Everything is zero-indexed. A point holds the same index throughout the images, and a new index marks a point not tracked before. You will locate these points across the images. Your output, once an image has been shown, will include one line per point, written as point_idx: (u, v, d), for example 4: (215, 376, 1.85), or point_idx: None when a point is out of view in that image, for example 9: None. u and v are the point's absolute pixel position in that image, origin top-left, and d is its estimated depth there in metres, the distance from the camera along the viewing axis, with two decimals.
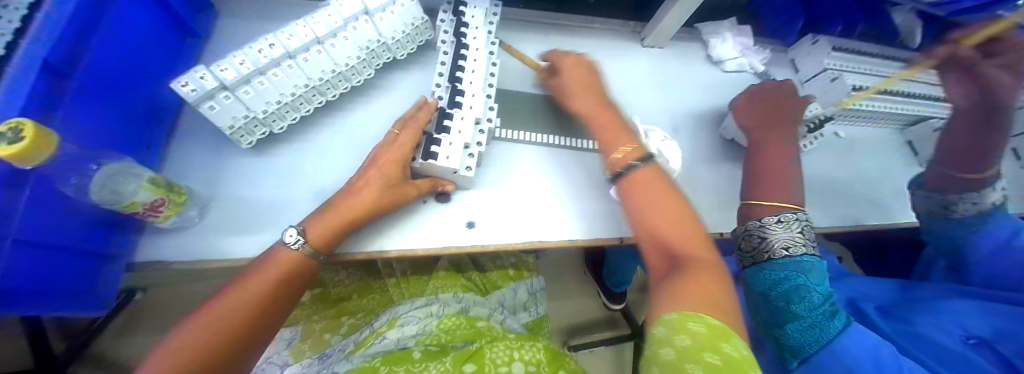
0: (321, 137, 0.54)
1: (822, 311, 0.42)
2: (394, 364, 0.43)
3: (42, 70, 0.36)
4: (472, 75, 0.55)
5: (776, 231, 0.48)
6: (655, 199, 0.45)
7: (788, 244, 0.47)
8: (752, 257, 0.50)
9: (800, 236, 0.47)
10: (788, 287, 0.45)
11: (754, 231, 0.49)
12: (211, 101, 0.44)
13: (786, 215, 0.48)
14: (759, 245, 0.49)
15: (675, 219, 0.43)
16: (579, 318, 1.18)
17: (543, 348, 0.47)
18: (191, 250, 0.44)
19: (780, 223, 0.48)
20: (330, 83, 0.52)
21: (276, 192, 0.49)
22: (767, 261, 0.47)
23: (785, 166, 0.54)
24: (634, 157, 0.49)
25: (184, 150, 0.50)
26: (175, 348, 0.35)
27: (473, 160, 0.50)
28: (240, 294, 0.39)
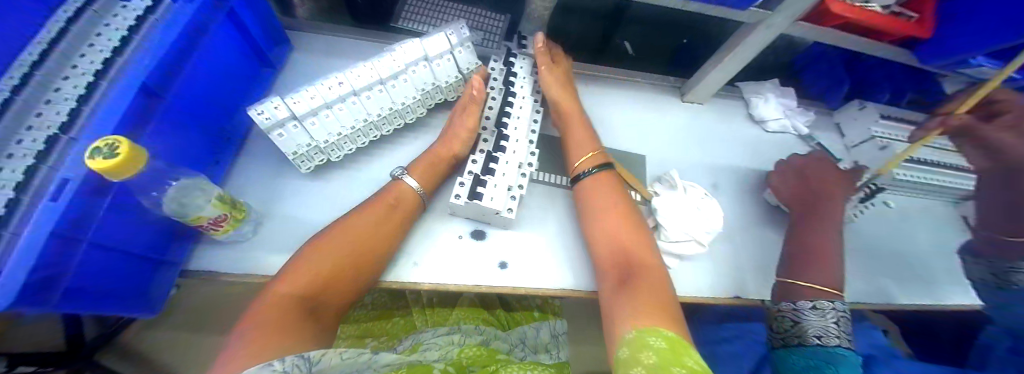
0: (370, 168, 0.57)
1: None
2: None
3: (143, 91, 0.41)
4: (518, 122, 0.59)
5: (809, 318, 0.46)
6: (604, 201, 0.54)
7: (821, 333, 0.44)
8: (782, 339, 0.48)
9: (837, 327, 0.45)
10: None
11: (788, 313, 0.48)
12: (280, 129, 0.50)
13: (824, 302, 0.47)
14: (791, 329, 0.47)
15: (624, 227, 0.51)
16: (593, 367, 1.10)
17: None
18: (238, 263, 0.47)
19: (816, 310, 0.46)
20: (386, 119, 0.56)
21: (325, 217, 0.52)
22: (797, 346, 0.45)
23: (826, 239, 0.53)
24: (595, 162, 0.58)
25: (245, 168, 0.55)
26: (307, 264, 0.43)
27: (515, 202, 0.52)
28: (361, 218, 0.48)
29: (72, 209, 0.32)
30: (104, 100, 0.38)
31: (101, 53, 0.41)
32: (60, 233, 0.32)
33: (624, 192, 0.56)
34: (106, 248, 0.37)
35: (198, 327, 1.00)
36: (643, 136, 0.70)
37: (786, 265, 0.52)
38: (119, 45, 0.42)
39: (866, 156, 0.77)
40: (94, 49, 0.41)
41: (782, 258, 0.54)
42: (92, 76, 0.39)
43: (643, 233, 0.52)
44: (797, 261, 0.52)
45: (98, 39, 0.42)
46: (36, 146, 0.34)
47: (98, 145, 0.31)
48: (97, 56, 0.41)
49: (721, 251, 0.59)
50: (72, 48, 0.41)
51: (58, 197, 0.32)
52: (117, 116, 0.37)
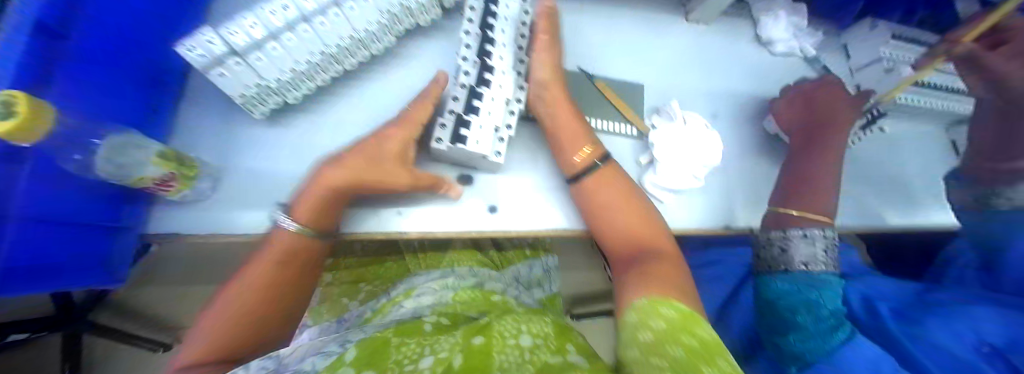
0: (336, 110, 0.51)
1: (824, 323, 0.42)
2: (407, 336, 0.41)
3: (38, 29, 0.32)
4: (502, 50, 0.51)
5: (798, 246, 0.47)
6: (609, 193, 0.49)
7: (807, 260, 0.47)
8: (767, 265, 0.50)
9: (824, 254, 0.47)
10: (795, 300, 0.44)
11: (776, 242, 0.48)
12: (221, 68, 0.41)
13: (812, 230, 0.48)
14: (778, 257, 0.48)
15: (625, 208, 0.49)
16: (581, 291, 1.19)
17: (551, 322, 0.45)
18: (202, 222, 0.43)
19: (805, 238, 0.47)
20: (348, 51, 0.48)
21: (292, 166, 0.47)
22: (782, 272, 0.48)
23: (825, 173, 0.53)
24: (597, 156, 0.50)
25: (193, 119, 0.47)
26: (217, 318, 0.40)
27: (503, 145, 0.48)
28: (256, 270, 0.42)
29: None
30: None
31: None
32: None
33: (631, 185, 0.51)
34: (44, 220, 0.33)
35: (195, 280, 1.01)
36: (642, 64, 0.63)
37: (780, 196, 0.52)
38: None
39: (868, 80, 0.73)
40: None
41: (777, 189, 0.53)
42: None
43: (644, 206, 0.51)
44: (793, 196, 0.51)
45: None
46: None
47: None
48: None
49: (716, 185, 0.58)
50: None
51: None
52: (14, 66, 0.30)
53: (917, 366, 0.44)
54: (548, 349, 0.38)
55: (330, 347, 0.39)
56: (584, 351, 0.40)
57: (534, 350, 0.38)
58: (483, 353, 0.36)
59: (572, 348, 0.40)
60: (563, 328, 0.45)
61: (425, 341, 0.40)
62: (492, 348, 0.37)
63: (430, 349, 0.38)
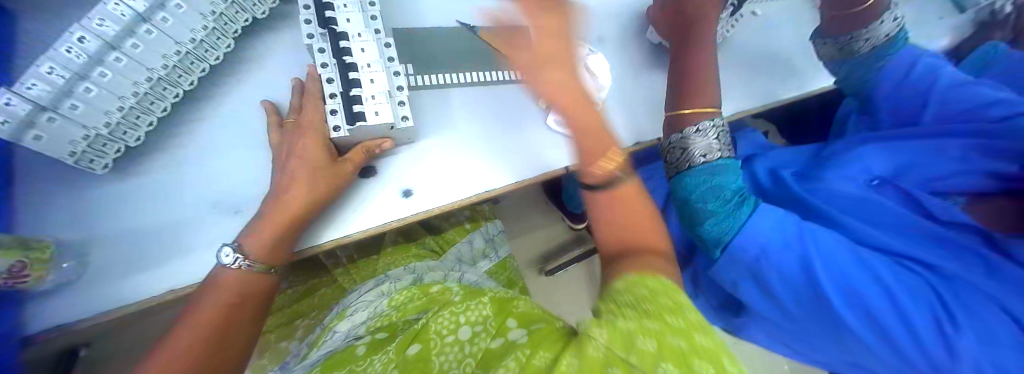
0: (196, 137, 0.45)
1: (729, 203, 0.46)
2: (334, 369, 0.41)
3: None
4: (346, 12, 0.45)
5: (695, 141, 0.49)
6: (624, 198, 0.43)
7: (704, 151, 0.48)
8: (676, 166, 0.51)
9: (718, 141, 0.49)
10: (705, 192, 0.47)
11: (676, 144, 0.50)
12: (34, 130, 0.35)
13: (703, 123, 0.49)
14: (681, 157, 0.50)
15: (631, 209, 0.42)
16: (547, 247, 1.22)
17: (490, 300, 0.48)
18: (77, 305, 0.37)
19: (700, 132, 0.49)
20: (180, 68, 0.42)
21: (159, 217, 0.42)
22: (688, 170, 0.49)
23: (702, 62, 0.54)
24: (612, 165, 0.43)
25: (37, 197, 0.40)
26: None
27: (405, 108, 0.46)
28: (190, 321, 0.36)
29: None
30: None
31: None
32: None
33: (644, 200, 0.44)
34: None
35: None
36: None
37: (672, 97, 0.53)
38: None
39: None
40: None
41: (670, 91, 0.55)
42: None
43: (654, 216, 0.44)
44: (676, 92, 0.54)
45: None
46: None
47: None
48: None
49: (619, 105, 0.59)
50: None
51: None
52: None
53: (818, 213, 0.50)
54: (487, 334, 0.42)
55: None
56: (525, 321, 0.43)
57: (473, 339, 0.42)
58: (418, 362, 0.40)
59: (512, 323, 0.43)
60: (502, 304, 0.47)
61: (356, 369, 0.42)
62: (429, 352, 0.41)
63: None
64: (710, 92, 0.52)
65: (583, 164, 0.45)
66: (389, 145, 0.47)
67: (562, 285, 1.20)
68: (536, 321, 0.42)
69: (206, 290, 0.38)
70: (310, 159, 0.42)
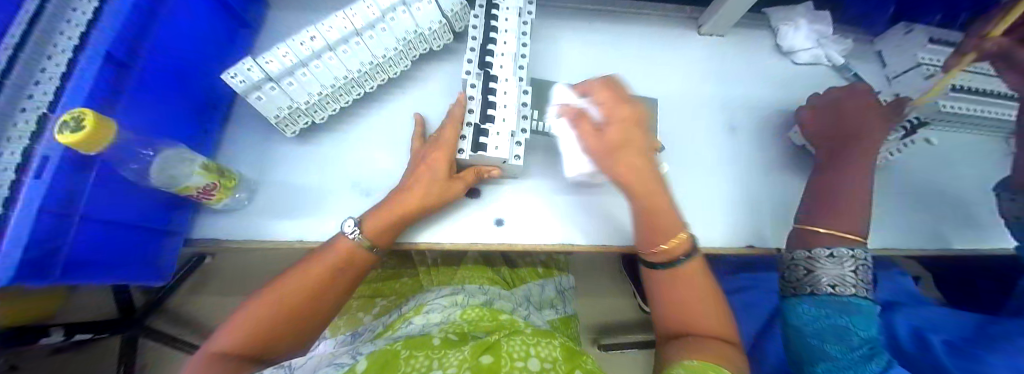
0: (358, 127, 0.55)
1: (856, 352, 0.37)
2: (416, 349, 0.47)
3: (107, 60, 0.39)
4: (502, 59, 0.52)
5: (825, 266, 0.42)
6: (689, 290, 0.44)
7: (835, 281, 0.41)
8: (795, 287, 0.45)
9: (854, 275, 0.41)
10: (820, 328, 0.40)
11: (801, 262, 0.44)
12: (257, 92, 0.47)
13: (841, 250, 0.42)
14: (804, 278, 0.43)
15: (701, 300, 0.43)
16: (609, 318, 1.15)
17: (559, 345, 0.50)
18: (238, 229, 0.48)
19: (833, 258, 0.42)
20: (367, 75, 0.52)
21: (316, 181, 0.52)
22: (808, 296, 0.42)
23: (861, 183, 0.48)
24: (685, 248, 0.44)
25: (235, 141, 0.53)
26: (245, 320, 0.40)
27: (520, 148, 0.49)
28: (304, 273, 0.44)
29: (58, 186, 0.33)
30: (74, 77, 0.36)
31: (76, 27, 0.39)
32: (55, 211, 0.33)
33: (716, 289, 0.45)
34: (104, 221, 0.38)
35: (237, 291, 1.09)
36: (656, 79, 0.63)
37: (805, 211, 0.49)
38: (95, 16, 0.40)
39: (908, 88, 0.70)
40: (68, 24, 0.39)
41: (803, 204, 0.50)
42: (69, 52, 0.38)
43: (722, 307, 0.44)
44: (812, 207, 0.48)
45: (72, 13, 0.40)
46: (31, 126, 0.33)
47: (64, 119, 0.30)
48: (73, 31, 0.39)
49: (735, 199, 0.58)
50: (63, 4, 0.40)
51: (41, 173, 0.32)
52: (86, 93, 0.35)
53: None
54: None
55: (343, 358, 0.46)
56: None
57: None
58: (489, 370, 0.41)
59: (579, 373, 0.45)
60: (570, 354, 0.49)
61: (432, 355, 0.45)
62: (500, 366, 0.42)
63: (438, 361, 0.43)
64: (853, 218, 0.46)
65: (647, 242, 0.46)
66: (495, 174, 0.50)
67: (614, 365, 1.10)
68: None
69: (325, 250, 0.45)
70: (434, 170, 0.47)
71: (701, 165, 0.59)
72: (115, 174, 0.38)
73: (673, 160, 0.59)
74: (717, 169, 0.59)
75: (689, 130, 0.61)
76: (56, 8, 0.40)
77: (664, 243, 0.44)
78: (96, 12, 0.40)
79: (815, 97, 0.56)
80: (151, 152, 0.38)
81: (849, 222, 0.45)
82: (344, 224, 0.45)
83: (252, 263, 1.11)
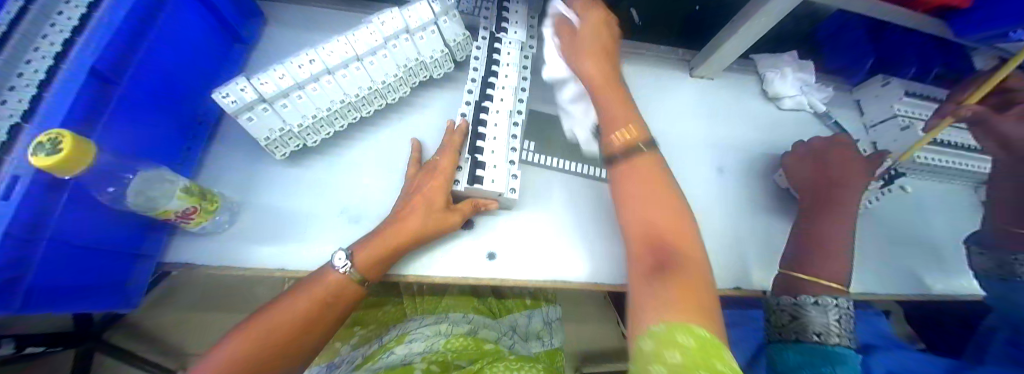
0: (351, 151, 0.54)
1: None
2: None
3: (94, 75, 0.37)
4: (502, 92, 0.53)
5: (811, 314, 0.42)
6: (645, 198, 0.41)
7: (822, 330, 0.41)
8: (781, 333, 0.44)
9: (838, 324, 0.41)
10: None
11: (788, 308, 0.45)
12: (249, 112, 0.46)
13: (825, 298, 0.43)
14: (790, 324, 0.44)
15: (661, 203, 0.40)
16: (590, 346, 1.13)
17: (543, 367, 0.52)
18: (217, 255, 0.46)
19: (818, 306, 0.43)
20: (365, 100, 0.52)
21: (305, 206, 0.50)
22: (795, 342, 0.42)
23: (841, 232, 0.49)
24: (637, 152, 0.43)
25: (219, 160, 0.52)
26: (213, 365, 0.36)
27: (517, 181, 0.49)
28: (288, 309, 0.41)
29: (25, 210, 0.30)
30: (53, 91, 0.34)
31: (61, 33, 0.37)
32: (20, 236, 0.30)
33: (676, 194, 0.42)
34: (75, 244, 0.36)
35: (205, 305, 1.03)
36: (651, 116, 0.65)
37: (791, 257, 0.50)
38: (82, 24, 0.38)
39: (885, 136, 0.74)
40: (51, 29, 0.37)
41: (788, 250, 0.52)
42: (49, 60, 0.35)
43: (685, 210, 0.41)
44: (798, 253, 0.49)
45: (57, 18, 0.38)
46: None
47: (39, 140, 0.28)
48: (56, 37, 0.37)
49: (723, 239, 0.59)
50: (48, 6, 0.39)
51: (8, 195, 0.29)
52: (65, 111, 0.34)
53: None
54: None
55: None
56: None
57: None
58: None
59: None
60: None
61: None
62: None
63: None
64: (841, 265, 0.47)
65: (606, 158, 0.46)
66: (494, 207, 0.50)
67: None
68: None
69: (314, 283, 0.42)
70: (431, 201, 0.45)
71: (692, 204, 0.60)
72: (89, 195, 0.36)
73: None
74: (708, 208, 0.60)
75: (680, 169, 0.62)
76: (41, 11, 0.38)
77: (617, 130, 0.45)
78: (83, 19, 0.39)
79: (800, 143, 0.59)
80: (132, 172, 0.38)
81: (837, 271, 0.47)
82: (333, 256, 0.43)
83: (225, 276, 1.06)
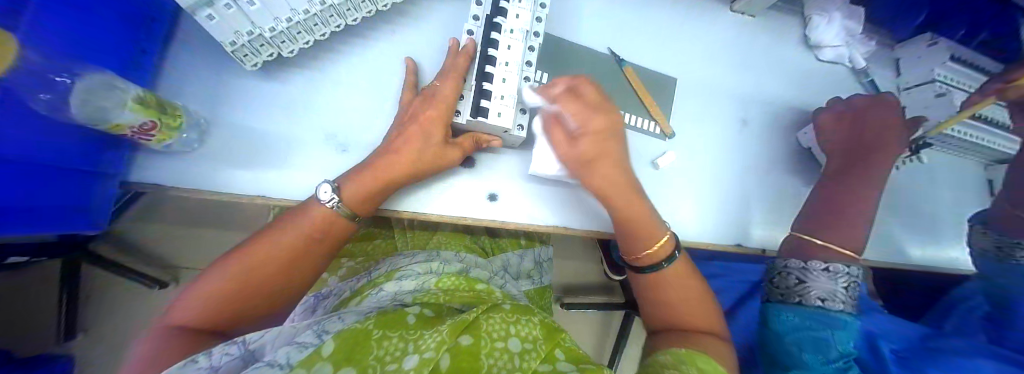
0: (335, 67, 0.46)
1: (830, 364, 0.39)
2: (389, 329, 0.43)
3: None
4: (519, 6, 0.44)
5: (820, 279, 0.44)
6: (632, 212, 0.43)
7: (827, 296, 0.43)
8: (782, 294, 0.46)
9: (845, 291, 0.43)
10: (801, 336, 0.42)
11: (793, 271, 0.45)
12: (210, 10, 0.36)
13: (836, 265, 0.44)
14: (794, 287, 0.45)
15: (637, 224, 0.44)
16: (575, 278, 1.16)
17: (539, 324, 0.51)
18: (187, 178, 0.41)
19: (827, 272, 0.44)
20: (351, 3, 0.42)
21: (285, 128, 0.44)
22: (795, 305, 0.44)
23: (867, 200, 0.50)
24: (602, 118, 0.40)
25: (179, 67, 0.43)
26: (196, 297, 0.36)
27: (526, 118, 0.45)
28: (269, 247, 0.39)
29: None
30: None
31: None
32: None
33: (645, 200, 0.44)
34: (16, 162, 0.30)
35: (191, 224, 1.00)
36: (680, 55, 0.58)
37: (808, 220, 0.50)
38: None
39: (916, 102, 0.68)
40: None
41: (804, 213, 0.52)
42: None
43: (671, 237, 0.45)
44: (819, 218, 0.50)
45: None
46: None
47: None
48: None
49: (733, 198, 0.56)
50: None
51: None
52: None
53: None
54: (538, 357, 0.44)
55: (304, 336, 0.38)
56: (575, 361, 0.45)
57: (523, 356, 0.43)
58: (470, 353, 0.41)
59: (560, 356, 0.46)
60: (549, 330, 0.51)
61: (406, 337, 0.42)
62: (481, 348, 0.42)
63: (414, 342, 0.41)
64: (855, 231, 0.48)
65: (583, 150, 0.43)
66: (496, 144, 0.45)
67: (571, 322, 1.14)
68: (586, 362, 0.44)
69: (294, 221, 0.40)
70: (430, 134, 0.40)
71: (708, 158, 0.56)
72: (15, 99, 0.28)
73: (682, 149, 0.55)
74: (724, 164, 0.57)
75: (700, 118, 0.57)
76: None
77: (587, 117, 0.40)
78: None
79: (839, 101, 0.55)
80: (69, 77, 0.32)
81: (847, 236, 0.48)
82: (317, 188, 0.39)
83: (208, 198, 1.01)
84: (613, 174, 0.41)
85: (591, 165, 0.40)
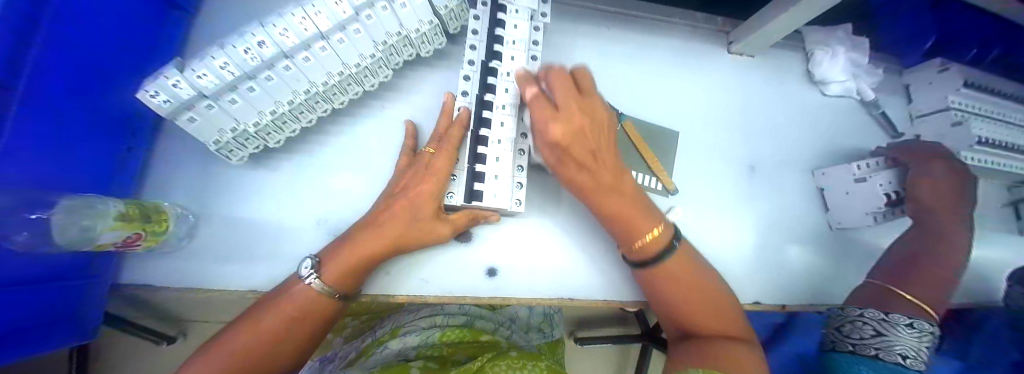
0: (325, 149, 0.46)
1: None
2: None
3: None
4: (507, 80, 0.44)
5: (900, 335, 0.42)
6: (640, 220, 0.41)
7: (908, 354, 0.41)
8: (853, 345, 0.44)
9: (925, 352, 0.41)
10: None
11: (868, 322, 0.44)
12: (190, 112, 0.36)
13: (922, 323, 0.44)
14: (869, 338, 0.43)
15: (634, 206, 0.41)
16: (590, 312, 1.10)
17: (546, 367, 0.49)
18: (174, 279, 0.39)
19: (912, 329, 0.43)
20: (337, 87, 0.43)
21: (275, 215, 0.43)
22: (871, 358, 0.41)
23: (948, 251, 0.51)
24: (566, 125, 0.37)
25: (169, 164, 0.43)
26: None
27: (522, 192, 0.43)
28: (253, 327, 0.35)
29: None
30: None
31: None
32: None
33: (642, 201, 0.42)
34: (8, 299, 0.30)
35: None
36: (679, 103, 0.56)
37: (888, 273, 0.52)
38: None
39: (931, 130, 0.65)
40: None
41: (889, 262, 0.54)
42: None
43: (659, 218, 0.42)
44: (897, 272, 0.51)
45: None
46: None
47: None
48: None
49: (750, 253, 0.53)
50: None
51: None
52: None
53: None
54: None
55: None
56: None
57: None
58: None
59: None
60: None
61: None
62: None
63: None
64: (936, 283, 0.50)
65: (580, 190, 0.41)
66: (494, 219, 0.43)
67: (585, 356, 1.09)
68: None
69: (281, 295, 0.37)
70: (420, 208, 0.39)
71: (717, 210, 0.54)
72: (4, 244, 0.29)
73: (688, 203, 0.53)
74: (733, 215, 0.54)
75: (706, 168, 0.55)
76: None
77: (563, 102, 0.39)
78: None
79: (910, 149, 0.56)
80: (45, 212, 0.31)
81: (927, 292, 0.49)
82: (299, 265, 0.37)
83: None
84: (591, 173, 0.39)
85: (567, 166, 0.40)
